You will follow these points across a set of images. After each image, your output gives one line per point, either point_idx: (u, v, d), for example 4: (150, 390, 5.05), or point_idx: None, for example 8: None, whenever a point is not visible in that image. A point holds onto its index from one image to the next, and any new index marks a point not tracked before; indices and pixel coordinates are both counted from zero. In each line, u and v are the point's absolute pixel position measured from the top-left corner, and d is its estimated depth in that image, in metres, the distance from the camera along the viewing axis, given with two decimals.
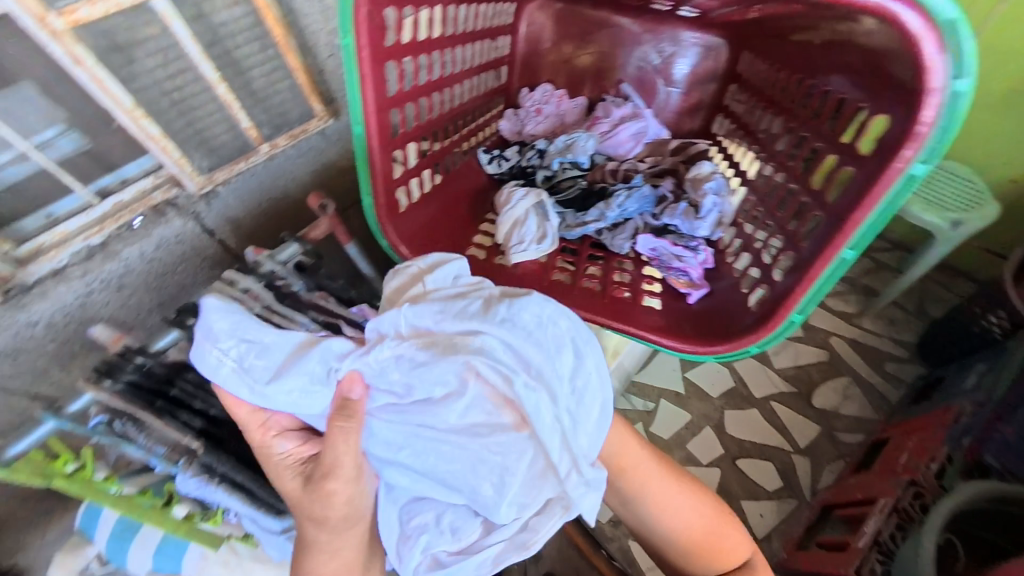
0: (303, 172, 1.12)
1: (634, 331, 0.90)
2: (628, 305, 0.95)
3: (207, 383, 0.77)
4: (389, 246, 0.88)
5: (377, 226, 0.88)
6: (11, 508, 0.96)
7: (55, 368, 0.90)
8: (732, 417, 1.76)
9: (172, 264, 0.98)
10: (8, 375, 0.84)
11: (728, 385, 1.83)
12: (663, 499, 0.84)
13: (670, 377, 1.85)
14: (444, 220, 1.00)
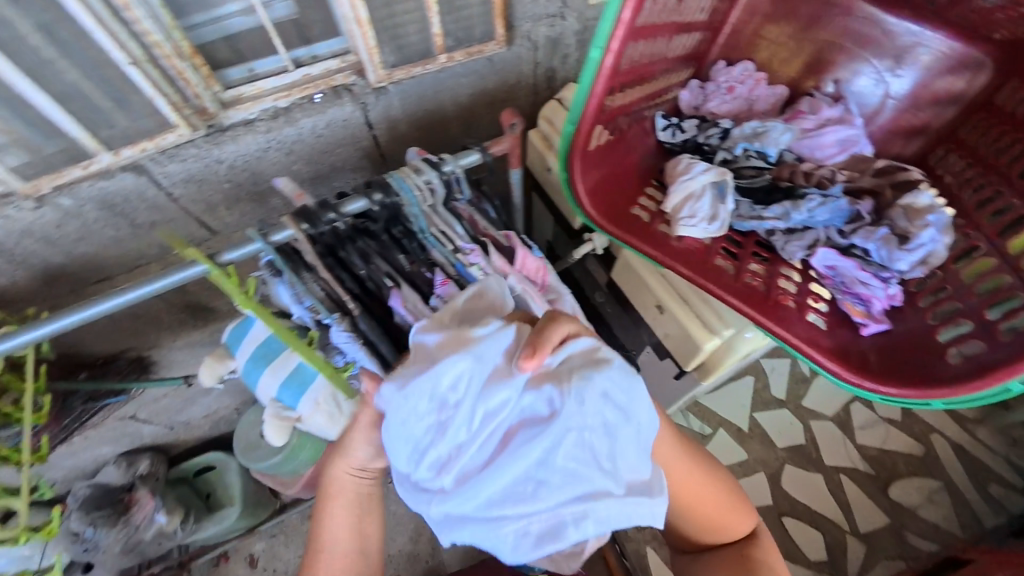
0: (463, 92, 1.13)
1: (786, 338, 0.77)
2: (788, 312, 0.80)
3: (375, 255, 0.66)
4: (569, 180, 0.82)
5: (566, 159, 0.82)
6: (158, 309, 1.14)
7: (222, 205, 1.02)
8: (792, 474, 1.64)
9: (333, 144, 1.04)
10: (190, 199, 0.97)
11: (797, 442, 1.70)
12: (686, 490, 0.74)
13: (736, 410, 1.76)
14: (622, 172, 0.92)
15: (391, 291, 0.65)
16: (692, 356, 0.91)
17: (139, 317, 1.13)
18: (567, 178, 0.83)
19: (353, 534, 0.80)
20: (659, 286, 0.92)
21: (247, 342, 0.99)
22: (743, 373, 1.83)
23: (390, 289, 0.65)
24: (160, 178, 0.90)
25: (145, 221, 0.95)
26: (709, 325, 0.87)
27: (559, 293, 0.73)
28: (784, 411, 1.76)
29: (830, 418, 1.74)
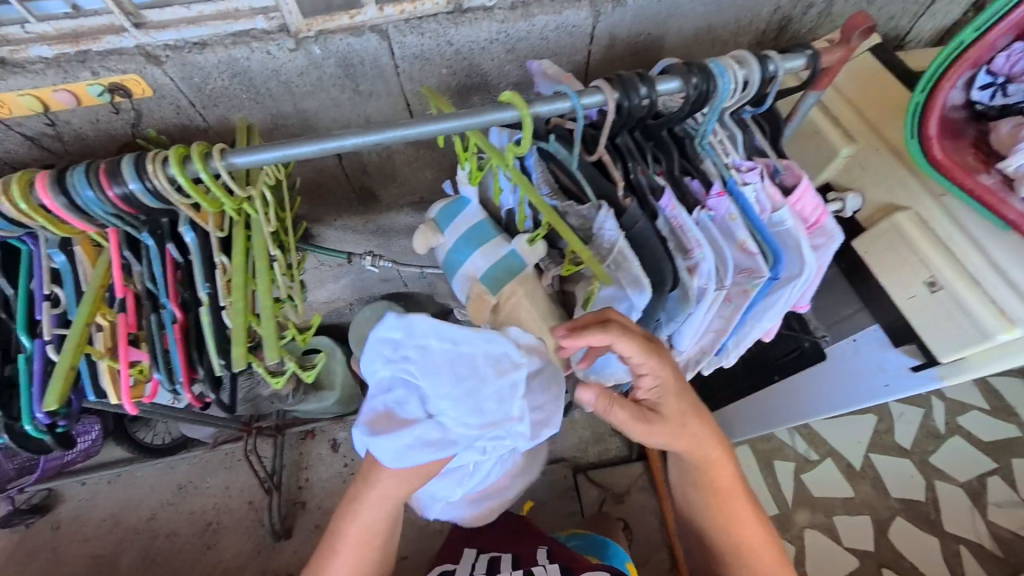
0: (690, 30, 0.99)
1: None
2: None
3: (650, 150, 0.61)
4: (928, 104, 0.63)
5: (934, 75, 0.63)
6: (333, 181, 1.18)
7: (431, 93, 1.01)
8: (902, 527, 1.48)
9: (553, 51, 0.96)
10: (409, 77, 0.96)
11: (915, 497, 1.52)
12: (723, 505, 0.79)
13: (850, 443, 1.59)
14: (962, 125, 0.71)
15: (665, 191, 0.59)
16: (962, 347, 0.65)
17: (318, 183, 1.18)
18: (921, 102, 0.64)
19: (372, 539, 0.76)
20: (935, 250, 0.67)
21: (460, 220, 0.80)
22: (866, 410, 1.64)
23: (661, 189, 0.59)
24: (395, 46, 0.89)
25: (366, 89, 0.96)
26: (1008, 310, 0.62)
27: (828, 241, 0.63)
28: (907, 461, 1.57)
29: (960, 483, 1.54)
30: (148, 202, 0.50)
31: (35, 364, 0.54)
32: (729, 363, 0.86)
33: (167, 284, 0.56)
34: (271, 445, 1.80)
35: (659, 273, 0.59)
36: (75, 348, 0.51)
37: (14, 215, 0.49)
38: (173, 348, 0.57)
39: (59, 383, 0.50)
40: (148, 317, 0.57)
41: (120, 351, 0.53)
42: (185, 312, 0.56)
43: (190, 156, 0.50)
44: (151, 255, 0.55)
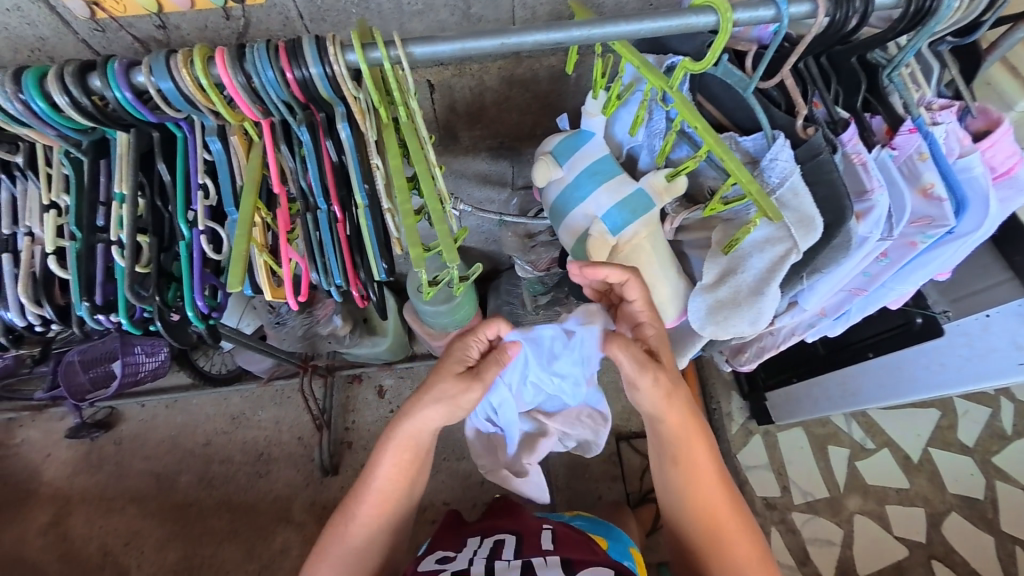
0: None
1: None
2: None
3: (834, 79, 0.57)
4: None
5: None
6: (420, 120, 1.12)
7: (541, 22, 0.93)
8: (956, 523, 1.43)
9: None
10: (523, 3, 0.89)
11: (973, 494, 1.46)
12: (697, 494, 0.81)
13: (910, 435, 1.52)
14: None
15: (849, 125, 0.55)
16: None
17: None
18: None
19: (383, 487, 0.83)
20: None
21: (581, 155, 0.75)
22: (929, 403, 1.56)
23: (844, 120, 0.56)
24: None
25: (476, 13, 0.89)
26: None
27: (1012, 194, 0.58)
28: (968, 458, 1.50)
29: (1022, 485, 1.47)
30: (322, 89, 0.49)
31: (196, 251, 0.55)
32: (835, 330, 0.83)
33: (326, 185, 0.55)
34: (321, 385, 1.83)
35: (833, 211, 0.55)
36: (245, 237, 0.49)
37: (195, 93, 0.48)
38: (332, 246, 0.57)
39: (243, 263, 0.47)
40: (303, 216, 0.57)
41: (284, 247, 0.54)
42: (344, 212, 0.56)
43: (368, 44, 0.49)
44: (307, 151, 0.54)
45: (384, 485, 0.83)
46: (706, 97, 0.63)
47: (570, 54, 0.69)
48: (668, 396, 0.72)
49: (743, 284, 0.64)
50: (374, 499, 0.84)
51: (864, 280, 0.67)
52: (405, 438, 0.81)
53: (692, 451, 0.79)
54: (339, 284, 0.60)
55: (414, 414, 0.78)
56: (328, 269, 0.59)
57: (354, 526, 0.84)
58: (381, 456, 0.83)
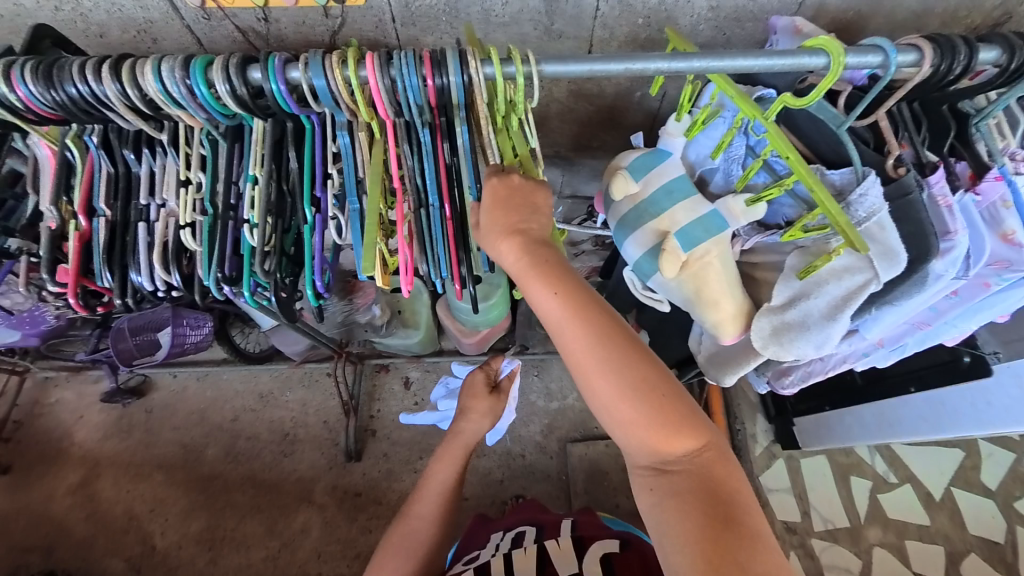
0: (899, 17, 0.86)
1: None
2: None
3: (923, 124, 0.61)
4: None
5: None
6: None
7: (617, 42, 0.94)
8: (975, 564, 1.44)
9: (756, 15, 0.87)
10: (605, 22, 0.90)
11: (993, 537, 1.47)
12: (657, 445, 0.55)
13: (933, 472, 1.53)
14: None
15: (937, 168, 0.58)
16: None
17: None
18: None
19: (439, 493, 0.98)
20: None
21: (658, 172, 0.79)
22: (954, 443, 1.56)
23: (933, 162, 0.59)
24: None
25: (558, 29, 0.92)
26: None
27: None
28: (990, 501, 1.50)
29: None
30: (455, 96, 0.54)
31: (318, 235, 0.60)
32: (885, 361, 0.86)
33: (441, 184, 0.61)
34: (350, 372, 1.87)
35: (917, 247, 0.58)
36: (375, 228, 0.57)
37: (343, 91, 0.53)
38: (442, 241, 0.63)
39: (372, 252, 0.57)
40: (417, 212, 0.63)
41: (400, 240, 0.61)
42: (454, 211, 0.62)
43: (503, 59, 0.54)
44: (428, 151, 0.59)
45: (440, 481, 0.98)
46: (791, 128, 0.67)
47: (659, 80, 0.71)
48: (564, 298, 0.54)
49: (814, 309, 0.67)
50: (431, 496, 0.97)
51: (931, 315, 0.70)
52: (454, 443, 1.01)
53: (597, 355, 0.54)
54: (444, 275, 0.66)
55: (471, 422, 1.03)
56: (436, 261, 0.65)
57: (415, 522, 0.95)
58: (435, 458, 1.00)
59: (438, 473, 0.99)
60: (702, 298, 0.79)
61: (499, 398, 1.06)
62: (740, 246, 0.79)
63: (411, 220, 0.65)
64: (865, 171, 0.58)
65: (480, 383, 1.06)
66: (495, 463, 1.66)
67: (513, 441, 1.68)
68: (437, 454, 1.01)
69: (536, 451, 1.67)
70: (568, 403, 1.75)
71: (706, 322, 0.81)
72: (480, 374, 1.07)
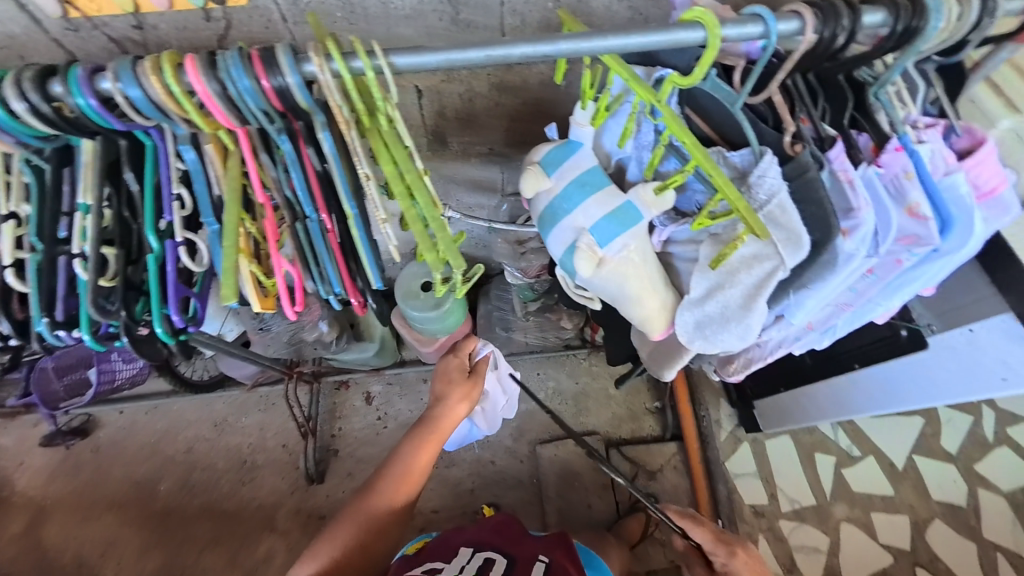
0: None
1: None
2: None
3: (819, 95, 0.58)
4: None
5: None
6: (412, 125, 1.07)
7: (531, 30, 0.89)
8: (939, 530, 1.43)
9: None
10: (513, 9, 0.84)
11: (956, 502, 1.47)
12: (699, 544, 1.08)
13: (895, 443, 1.53)
14: None
15: (835, 143, 0.55)
16: None
17: None
18: None
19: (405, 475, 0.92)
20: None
21: (570, 166, 0.74)
22: (914, 411, 1.57)
23: (832, 135, 0.56)
24: None
25: (465, 18, 0.86)
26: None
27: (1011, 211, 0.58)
28: (951, 466, 1.51)
29: (1003, 493, 1.48)
30: (299, 97, 0.47)
31: (169, 265, 0.55)
32: (822, 343, 0.83)
33: (313, 194, 0.55)
34: (307, 391, 1.78)
35: (818, 230, 0.55)
36: (233, 251, 0.51)
37: (165, 100, 0.46)
38: (325, 253, 0.60)
39: (232, 279, 0.51)
40: (294, 225, 0.59)
41: (275, 257, 0.55)
42: (333, 221, 0.58)
43: (347, 52, 0.47)
44: (291, 160, 0.53)
45: (417, 468, 0.93)
46: (695, 112, 0.62)
47: (560, 65, 0.65)
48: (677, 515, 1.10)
49: (731, 301, 0.63)
50: (399, 478, 0.91)
51: (852, 296, 0.68)
52: (438, 429, 0.97)
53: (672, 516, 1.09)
54: (336, 289, 0.64)
55: (449, 409, 0.99)
56: (324, 276, 0.62)
57: (378, 499, 0.90)
58: (412, 440, 0.94)
59: (410, 455, 0.93)
60: (627, 295, 0.75)
61: (477, 382, 1.02)
62: (659, 237, 0.74)
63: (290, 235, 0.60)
64: (762, 151, 0.55)
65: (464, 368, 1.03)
66: (465, 471, 1.55)
67: (481, 447, 1.57)
68: (414, 438, 0.95)
69: (505, 456, 1.56)
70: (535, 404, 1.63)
71: (634, 320, 0.77)
72: (456, 359, 1.05)
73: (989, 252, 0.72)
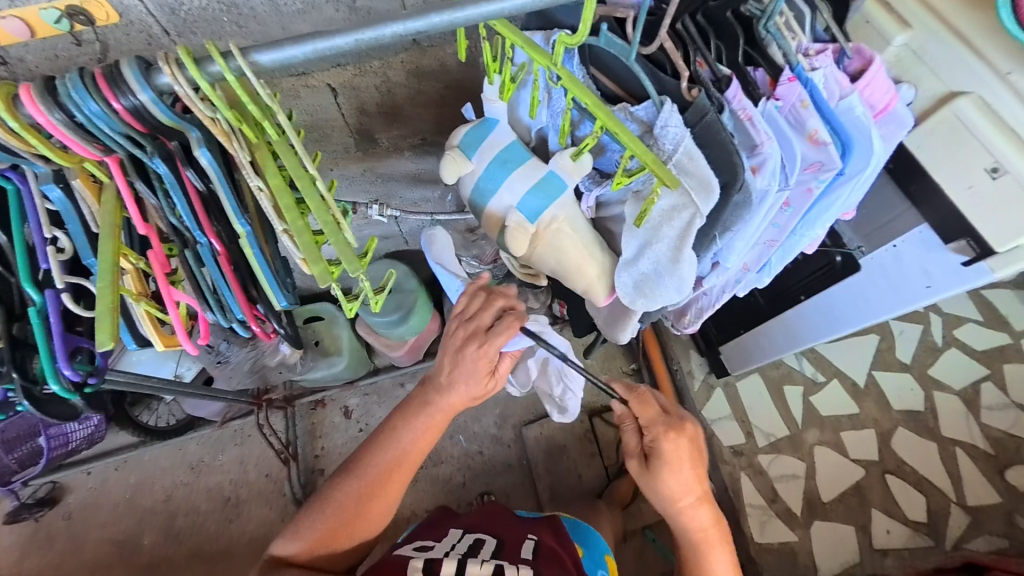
0: None
1: None
2: None
3: (712, 34, 0.58)
4: None
5: None
6: (332, 127, 1.01)
7: None
8: (903, 436, 1.53)
9: None
10: None
11: (915, 408, 1.56)
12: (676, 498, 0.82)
13: (856, 363, 1.61)
14: None
15: (731, 82, 0.56)
16: (1020, 232, 0.64)
17: (312, 128, 1.01)
18: None
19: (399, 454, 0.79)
20: (998, 131, 0.63)
21: (488, 144, 0.73)
22: (870, 331, 1.65)
23: (728, 74, 0.56)
24: None
25: (364, 5, 0.77)
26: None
27: (902, 125, 0.63)
28: (907, 376, 1.60)
29: (955, 391, 1.59)
30: (159, 114, 0.47)
31: (51, 315, 0.56)
32: (762, 282, 0.85)
33: (198, 218, 0.56)
34: (281, 417, 1.74)
35: (726, 173, 0.56)
36: (111, 289, 0.53)
37: (7, 135, 0.45)
38: (220, 279, 0.62)
39: (109, 322, 0.52)
40: (183, 253, 0.60)
41: (165, 291, 0.59)
42: (225, 244, 0.59)
43: (201, 58, 0.45)
44: (167, 182, 0.53)
45: (413, 452, 0.80)
46: (601, 70, 0.61)
47: (459, 38, 0.58)
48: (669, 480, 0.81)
49: (660, 255, 0.63)
50: (392, 460, 0.79)
51: (776, 231, 0.70)
52: (442, 414, 0.79)
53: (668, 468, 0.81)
54: (239, 315, 0.66)
55: (456, 398, 0.77)
56: (224, 305, 0.65)
57: (369, 472, 0.79)
58: (413, 421, 0.79)
59: (410, 437, 0.79)
60: (566, 266, 0.74)
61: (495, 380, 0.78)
62: (588, 203, 0.74)
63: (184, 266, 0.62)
64: (665, 100, 0.54)
65: (484, 363, 0.75)
66: (454, 467, 1.54)
67: (467, 440, 1.57)
68: (415, 420, 0.79)
69: (491, 444, 1.57)
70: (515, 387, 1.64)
71: (578, 289, 0.78)
72: (475, 350, 0.73)
73: (900, 166, 0.75)
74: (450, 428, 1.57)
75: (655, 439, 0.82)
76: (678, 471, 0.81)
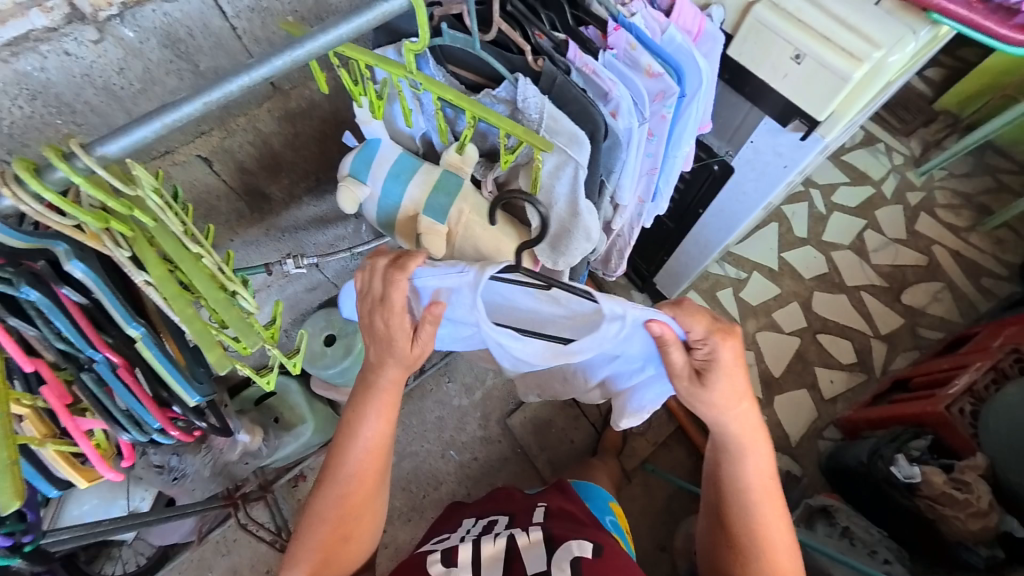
0: None
1: (982, 26, 0.70)
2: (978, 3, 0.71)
3: (539, 8, 0.64)
4: None
5: None
6: (214, 197, 0.96)
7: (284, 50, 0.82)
8: (821, 299, 1.76)
9: None
10: (253, 36, 0.77)
11: (822, 272, 1.80)
12: (745, 450, 0.68)
13: (767, 252, 1.82)
14: None
15: (568, 45, 0.63)
16: (829, 101, 0.77)
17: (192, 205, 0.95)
18: None
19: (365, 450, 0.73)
20: (789, 26, 0.74)
21: (378, 163, 0.74)
22: (769, 221, 1.87)
23: (562, 39, 0.63)
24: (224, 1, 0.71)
25: (209, 67, 0.76)
26: (853, 51, 0.71)
27: (715, 43, 0.74)
28: (808, 248, 1.83)
29: (847, 246, 1.84)
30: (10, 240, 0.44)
31: None
32: (660, 210, 0.94)
33: (88, 337, 0.51)
34: (264, 507, 1.61)
35: (588, 124, 0.63)
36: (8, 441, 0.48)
37: None
38: (128, 394, 0.57)
39: (11, 480, 0.48)
40: (81, 376, 0.56)
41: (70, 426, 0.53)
42: (123, 354, 0.55)
43: (44, 166, 0.43)
44: (40, 308, 0.48)
45: (379, 443, 0.74)
46: (455, 65, 0.65)
47: (315, 75, 0.60)
48: (745, 447, 0.68)
49: (561, 212, 0.68)
50: (359, 457, 0.73)
51: (652, 159, 0.78)
52: (394, 390, 0.72)
53: (745, 421, 0.66)
54: (156, 426, 0.61)
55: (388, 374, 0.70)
56: (138, 418, 0.60)
57: (340, 477, 0.73)
58: (365, 409, 0.72)
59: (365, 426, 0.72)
60: (486, 251, 0.77)
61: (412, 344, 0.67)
62: (489, 189, 0.77)
63: (85, 391, 0.57)
64: (512, 75, 0.59)
65: (404, 326, 0.66)
66: (455, 480, 1.55)
67: (458, 452, 1.58)
68: (369, 407, 0.72)
69: (483, 447, 1.59)
70: (489, 384, 1.66)
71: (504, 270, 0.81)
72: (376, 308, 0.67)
73: (733, 75, 0.86)
74: (437, 447, 1.57)
75: (712, 351, 0.61)
76: (726, 404, 0.63)
